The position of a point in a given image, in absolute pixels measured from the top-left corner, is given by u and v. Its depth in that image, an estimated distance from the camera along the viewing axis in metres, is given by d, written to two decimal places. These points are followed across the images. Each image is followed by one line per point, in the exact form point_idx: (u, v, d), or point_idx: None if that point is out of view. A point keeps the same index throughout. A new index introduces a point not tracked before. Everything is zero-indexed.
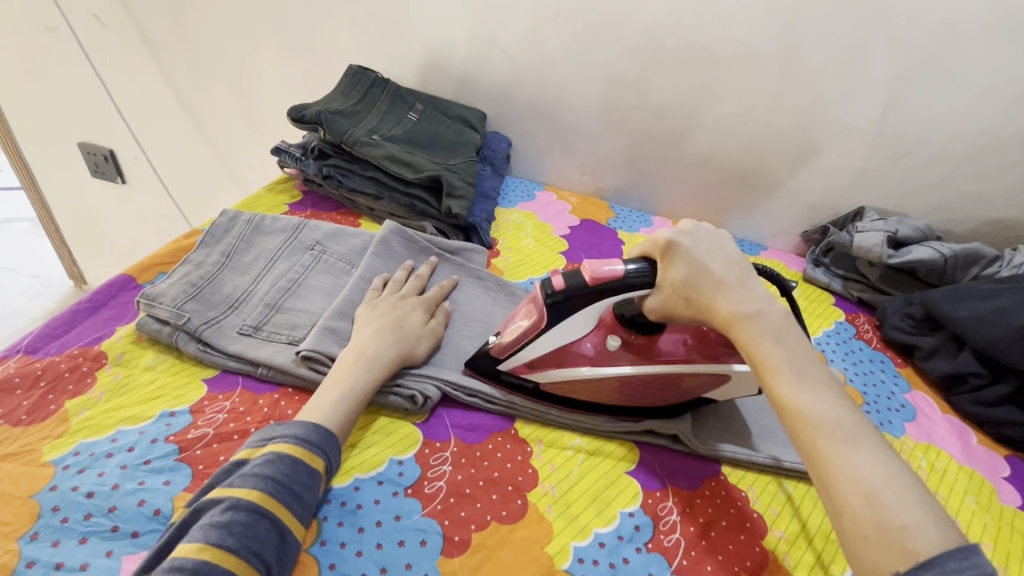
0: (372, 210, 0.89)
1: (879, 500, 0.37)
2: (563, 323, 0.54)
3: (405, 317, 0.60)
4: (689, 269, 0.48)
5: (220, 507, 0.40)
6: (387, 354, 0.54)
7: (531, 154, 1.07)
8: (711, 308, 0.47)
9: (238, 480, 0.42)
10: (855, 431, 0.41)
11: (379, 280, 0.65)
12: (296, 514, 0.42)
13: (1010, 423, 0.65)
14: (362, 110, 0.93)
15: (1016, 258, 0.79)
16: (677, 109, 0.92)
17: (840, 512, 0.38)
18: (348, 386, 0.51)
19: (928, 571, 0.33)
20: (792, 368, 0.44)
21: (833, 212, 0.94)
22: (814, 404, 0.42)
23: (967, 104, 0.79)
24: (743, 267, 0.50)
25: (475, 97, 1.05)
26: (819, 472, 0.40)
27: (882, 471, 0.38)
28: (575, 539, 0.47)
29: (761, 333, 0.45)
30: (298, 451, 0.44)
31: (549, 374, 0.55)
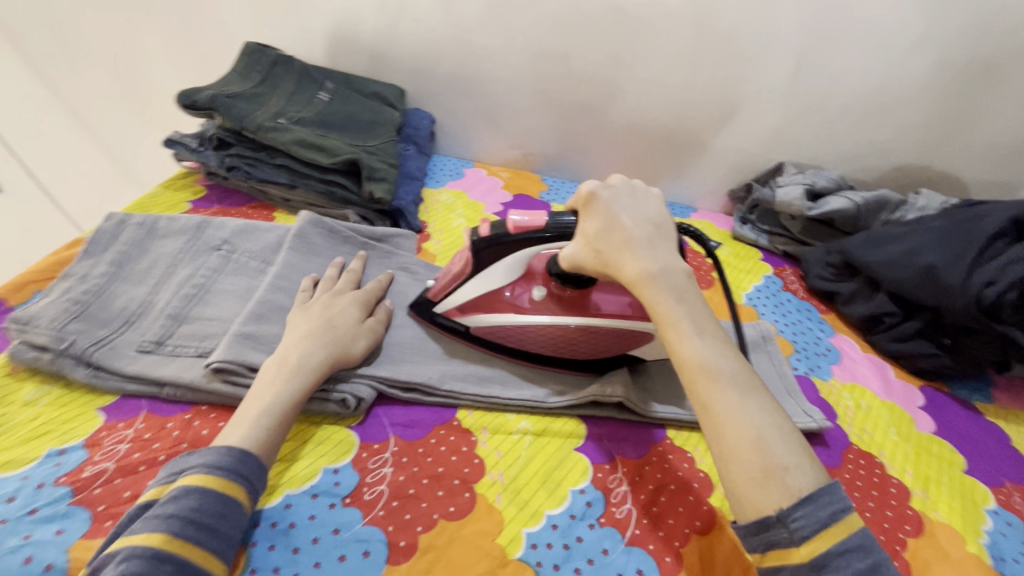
0: (288, 201, 0.82)
1: (767, 446, 0.39)
2: (488, 271, 0.57)
3: (340, 316, 0.55)
4: (605, 222, 0.50)
5: (115, 559, 0.34)
6: (318, 361, 0.49)
7: (457, 130, 1.03)
8: (619, 264, 0.48)
9: (139, 525, 0.36)
10: (744, 383, 0.42)
11: (308, 280, 0.59)
12: (210, 548, 0.37)
13: (921, 355, 0.69)
14: (265, 93, 0.85)
15: (919, 201, 0.84)
16: (600, 75, 0.90)
17: (730, 459, 0.39)
18: (275, 394, 0.46)
19: (806, 506, 0.36)
20: (691, 325, 0.45)
21: (755, 169, 0.97)
22: (710, 356, 0.43)
23: (871, 56, 0.82)
24: (657, 225, 0.50)
25: (391, 72, 0.98)
26: (709, 423, 0.41)
27: (769, 419, 0.40)
28: (527, 525, 0.45)
29: (662, 292, 0.46)
30: (206, 482, 0.39)
31: (479, 318, 0.59)
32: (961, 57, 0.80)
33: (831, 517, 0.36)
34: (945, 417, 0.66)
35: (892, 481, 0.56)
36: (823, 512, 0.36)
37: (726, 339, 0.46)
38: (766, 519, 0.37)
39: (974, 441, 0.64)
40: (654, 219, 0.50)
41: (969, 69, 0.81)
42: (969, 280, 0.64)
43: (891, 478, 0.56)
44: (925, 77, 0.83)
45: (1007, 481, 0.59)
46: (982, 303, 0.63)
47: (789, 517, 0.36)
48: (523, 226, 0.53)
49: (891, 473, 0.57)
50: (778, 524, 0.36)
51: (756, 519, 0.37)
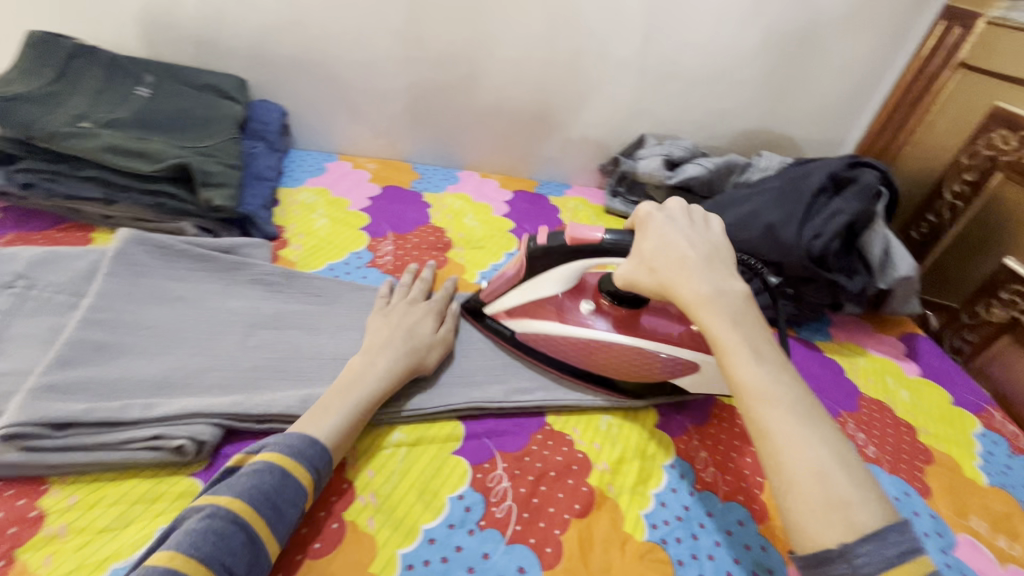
0: (108, 219, 0.70)
1: (831, 478, 0.34)
2: (539, 278, 0.57)
3: (417, 323, 0.56)
4: (658, 240, 0.48)
5: (200, 514, 0.37)
6: (398, 364, 0.51)
7: (313, 122, 0.94)
8: (670, 284, 0.45)
9: (222, 488, 0.39)
10: (807, 410, 0.38)
11: (386, 287, 0.62)
12: (275, 529, 0.39)
13: (773, 307, 0.76)
14: (61, 92, 0.72)
15: (762, 161, 0.92)
16: (458, 56, 0.87)
17: (790, 489, 0.35)
18: (356, 393, 0.48)
19: (871, 543, 0.32)
20: (747, 346, 0.40)
21: (621, 143, 0.99)
22: (770, 380, 0.39)
23: (709, 29, 0.86)
24: (716, 248, 0.47)
25: (226, 61, 0.87)
26: (766, 450, 0.37)
27: (833, 450, 0.36)
28: (401, 545, 0.43)
29: (717, 311, 0.42)
30: (289, 462, 0.41)
31: (526, 324, 0.60)
32: (785, 28, 0.87)
33: (899, 557, 0.31)
34: (793, 361, 0.73)
35: None
36: (890, 550, 0.32)
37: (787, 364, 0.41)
38: (824, 552, 0.32)
39: (817, 379, 0.71)
40: (710, 241, 0.47)
41: (793, 37, 0.88)
42: (801, 235, 0.70)
43: None
44: (757, 46, 0.89)
45: (843, 410, 0.67)
46: (813, 255, 0.69)
47: (853, 553, 0.32)
48: (579, 238, 0.53)
49: None
50: (840, 559, 0.32)
51: (814, 552, 0.33)
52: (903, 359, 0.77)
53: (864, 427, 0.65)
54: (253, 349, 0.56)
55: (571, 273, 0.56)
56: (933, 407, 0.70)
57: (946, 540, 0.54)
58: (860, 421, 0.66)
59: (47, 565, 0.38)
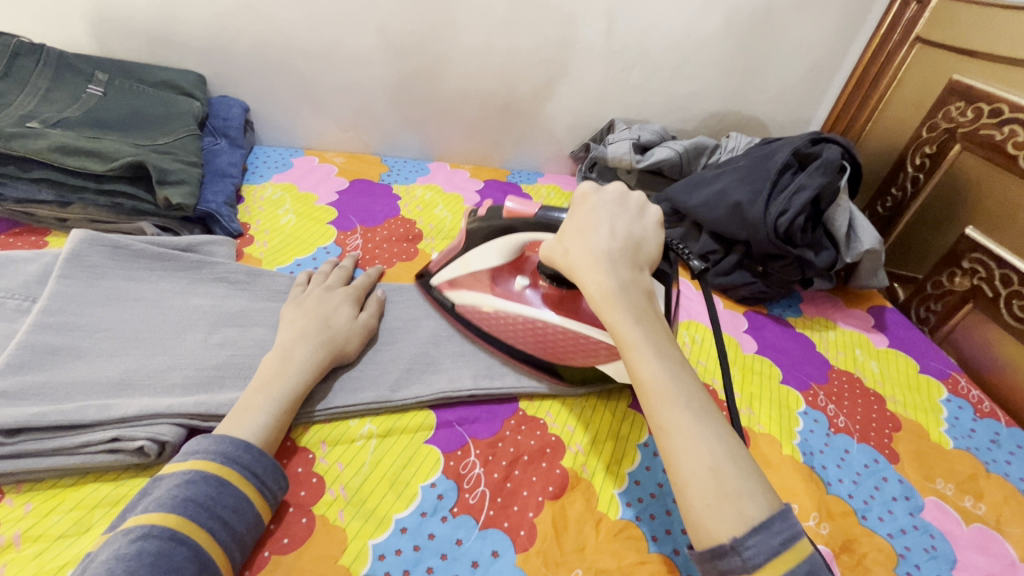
0: (64, 222, 0.68)
1: (724, 472, 0.36)
2: (482, 247, 0.60)
3: (333, 313, 0.55)
4: (577, 233, 0.49)
5: (128, 537, 0.35)
6: (317, 356, 0.51)
7: (277, 117, 0.93)
8: (584, 278, 0.46)
9: (153, 504, 0.37)
10: (702, 406, 0.39)
11: (304, 275, 0.62)
12: (220, 539, 0.37)
13: (742, 285, 0.77)
14: (7, 93, 0.70)
15: (730, 143, 0.92)
16: (421, 45, 0.86)
17: (685, 485, 0.36)
18: (275, 388, 0.47)
19: (759, 534, 0.33)
20: (650, 343, 0.42)
21: (591, 129, 0.99)
22: (669, 376, 0.40)
23: (672, 11, 0.86)
24: (630, 241, 0.48)
25: (181, 56, 0.85)
26: (665, 447, 0.38)
27: (726, 445, 0.37)
28: (373, 536, 0.43)
29: (622, 310, 0.43)
30: (223, 471, 0.40)
31: (470, 299, 0.60)
32: (747, 8, 0.87)
33: (782, 544, 0.33)
34: (764, 337, 0.74)
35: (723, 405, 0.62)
36: (775, 539, 0.33)
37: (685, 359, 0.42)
38: (719, 546, 0.34)
39: (788, 353, 0.72)
40: (625, 232, 0.48)
41: (754, 17, 0.88)
42: (767, 212, 0.70)
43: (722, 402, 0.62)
44: (718, 28, 0.89)
45: (813, 383, 0.68)
46: (779, 231, 0.70)
47: (743, 545, 0.33)
48: (515, 211, 0.55)
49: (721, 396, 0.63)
50: (732, 551, 0.34)
51: (712, 547, 0.34)
52: (872, 332, 0.79)
53: (835, 398, 0.66)
54: (217, 347, 0.55)
55: (507, 245, 0.58)
56: (902, 376, 0.71)
57: (914, 503, 0.56)
58: (830, 393, 0.67)
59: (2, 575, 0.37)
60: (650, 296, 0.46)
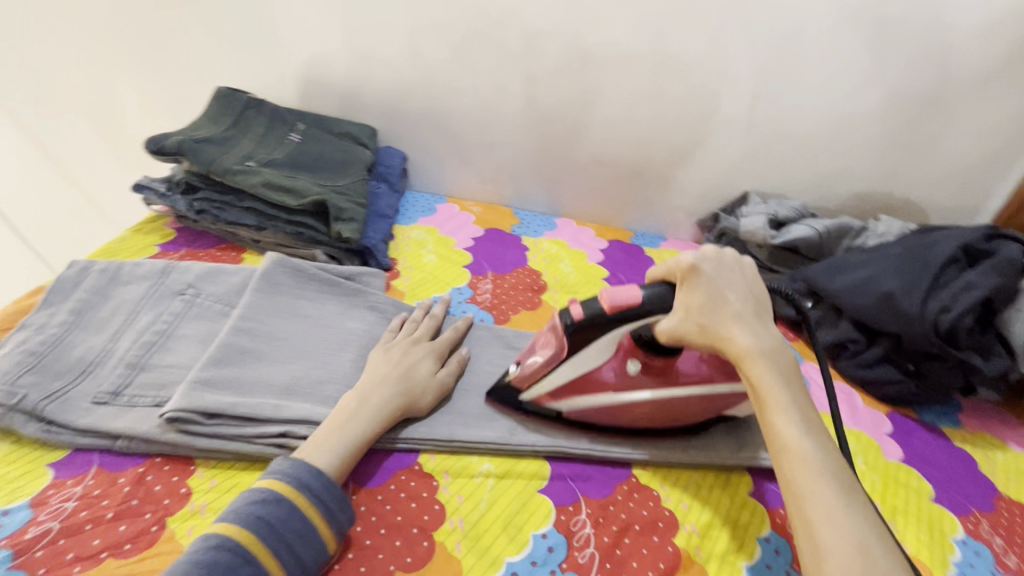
0: (257, 242, 0.82)
1: (871, 551, 0.37)
2: (579, 356, 0.53)
3: (417, 363, 0.57)
4: (706, 289, 0.49)
5: (206, 541, 0.40)
6: (390, 403, 0.52)
7: (428, 167, 1.04)
8: (727, 336, 0.47)
9: (231, 516, 0.42)
10: (843, 478, 0.41)
11: (397, 321, 0.63)
12: (281, 561, 0.41)
13: (887, 381, 0.70)
14: (235, 136, 0.86)
15: (879, 227, 0.87)
16: (566, 112, 0.93)
17: (832, 560, 0.37)
18: (347, 429, 0.49)
19: None
20: (798, 409, 0.44)
21: (722, 199, 0.99)
22: (814, 447, 0.42)
23: (823, 90, 0.85)
24: (759, 301, 0.50)
25: (362, 112, 1.00)
26: (810, 516, 0.40)
27: (869, 524, 0.39)
28: (486, 574, 0.45)
29: (771, 370, 0.46)
30: (294, 495, 0.43)
31: (577, 402, 0.56)
32: (910, 90, 0.84)
33: None
34: (911, 444, 0.66)
35: None
36: None
37: (823, 425, 0.45)
38: None
39: (943, 468, 0.64)
40: (758, 293, 0.51)
41: (915, 100, 0.84)
42: (926, 307, 0.65)
43: None
44: (874, 109, 0.86)
45: (975, 508, 0.59)
46: (940, 329, 0.64)
47: None
48: (619, 305, 0.49)
49: None
50: None
51: None
52: None
53: (1002, 531, 0.57)
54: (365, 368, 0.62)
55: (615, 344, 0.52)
56: None
57: None
58: (997, 524, 0.58)
59: (189, 536, 0.44)
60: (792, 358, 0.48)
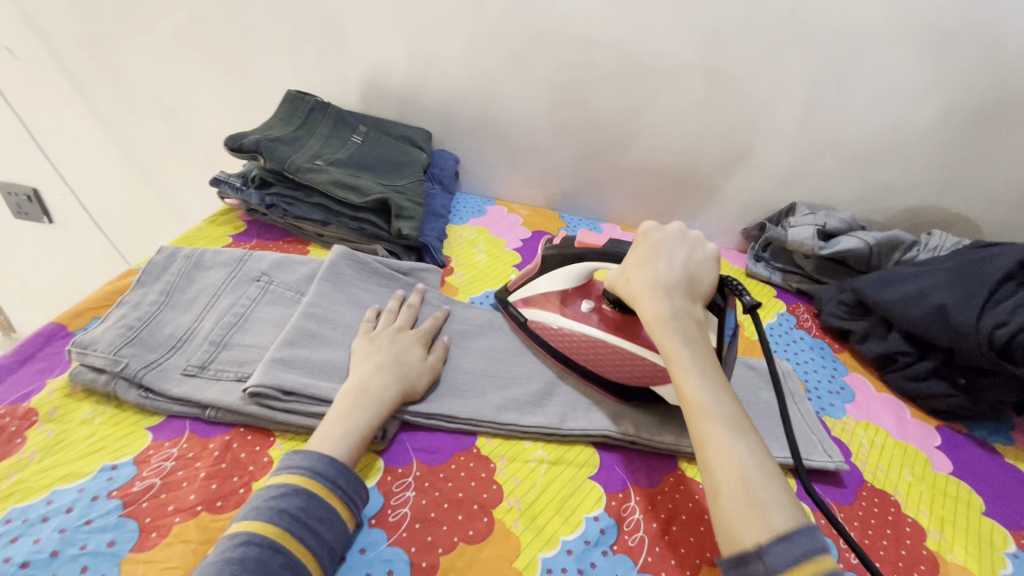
0: (321, 236, 0.87)
1: (753, 484, 0.40)
2: (554, 272, 0.69)
3: (405, 351, 0.60)
4: (639, 258, 0.56)
5: (233, 542, 0.40)
6: (389, 391, 0.55)
7: (479, 170, 1.08)
8: (640, 299, 0.53)
9: (252, 513, 0.42)
10: (737, 423, 0.44)
11: (372, 312, 0.65)
12: (311, 547, 0.42)
13: (937, 395, 0.70)
14: (304, 135, 0.91)
15: (931, 241, 0.86)
16: (616, 120, 0.95)
17: (719, 492, 0.41)
18: (351, 421, 0.51)
19: (783, 543, 0.37)
20: (695, 364, 0.48)
21: (768, 209, 1.00)
22: (710, 396, 0.46)
23: (877, 103, 0.86)
24: (689, 268, 0.55)
25: (419, 116, 1.04)
26: (703, 456, 0.43)
27: (756, 460, 0.42)
28: (543, 550, 0.48)
29: (671, 330, 0.50)
30: (311, 483, 0.45)
31: (539, 314, 0.69)
32: (968, 104, 0.83)
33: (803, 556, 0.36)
34: (961, 458, 0.66)
35: (908, 520, 0.57)
36: (798, 548, 0.37)
37: (725, 378, 0.48)
38: (742, 553, 0.38)
39: (992, 483, 0.64)
40: (691, 264, 0.55)
41: (973, 115, 0.84)
42: (980, 321, 0.65)
43: (906, 516, 0.57)
44: (930, 123, 0.86)
45: None
46: (994, 344, 0.63)
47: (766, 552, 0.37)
48: (586, 241, 0.65)
49: (906, 511, 0.58)
50: (755, 558, 0.37)
51: (735, 552, 0.38)
52: None
53: None
54: None
55: (575, 272, 0.67)
56: None
57: None
58: None
59: None
60: (698, 324, 0.51)
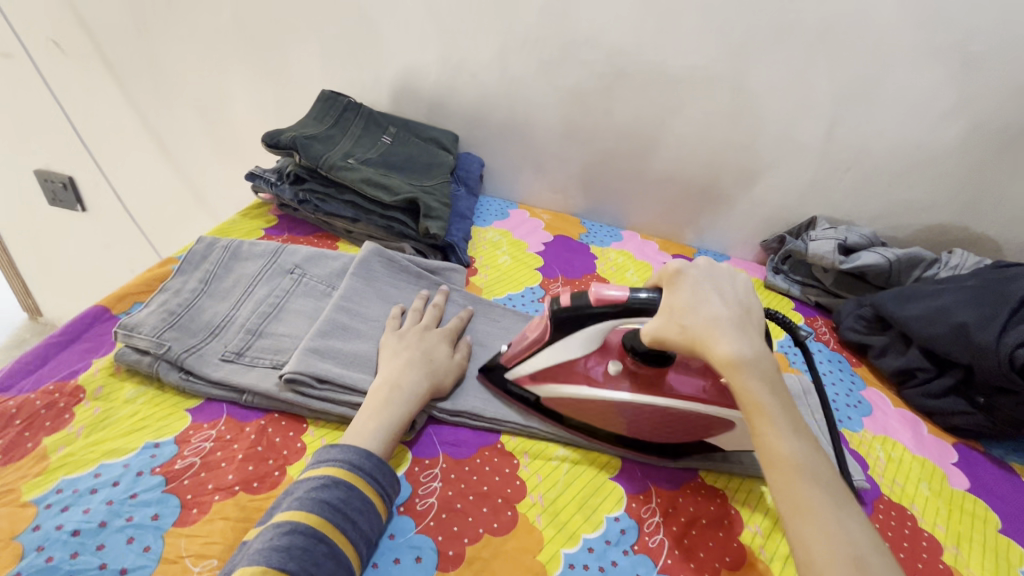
0: (349, 233, 0.89)
1: (864, 560, 0.39)
2: (565, 342, 0.57)
3: (433, 350, 0.62)
4: (690, 298, 0.51)
5: (278, 530, 0.42)
6: (419, 387, 0.56)
7: (503, 174, 1.10)
8: (709, 344, 0.48)
9: (296, 503, 0.44)
10: (834, 486, 0.43)
11: (399, 309, 0.67)
12: (351, 537, 0.44)
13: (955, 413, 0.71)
14: (336, 134, 0.94)
15: (952, 259, 0.87)
16: (641, 129, 0.97)
17: (832, 570, 0.39)
18: (384, 417, 0.53)
19: None
20: (788, 422, 0.46)
21: (789, 222, 1.01)
22: (805, 458, 0.44)
23: (902, 121, 0.86)
24: (744, 310, 0.51)
25: (447, 119, 1.07)
26: (806, 529, 0.41)
27: (861, 530, 0.41)
28: (566, 545, 0.50)
29: (756, 381, 0.47)
30: (351, 476, 0.47)
31: (555, 390, 0.59)
32: (994, 125, 0.84)
33: None
34: (978, 475, 0.67)
35: (924, 534, 0.58)
36: None
37: (809, 433, 0.47)
38: None
39: (1009, 502, 0.64)
40: (743, 306, 0.52)
41: (998, 136, 0.85)
42: (1001, 340, 0.65)
43: (922, 531, 0.58)
44: (954, 142, 0.87)
45: None
46: (1014, 363, 0.64)
47: None
48: (605, 299, 0.54)
49: (922, 525, 0.59)
50: None
51: None
52: None
53: None
54: None
55: (593, 335, 0.56)
56: None
57: None
58: None
59: None
60: (775, 368, 0.49)
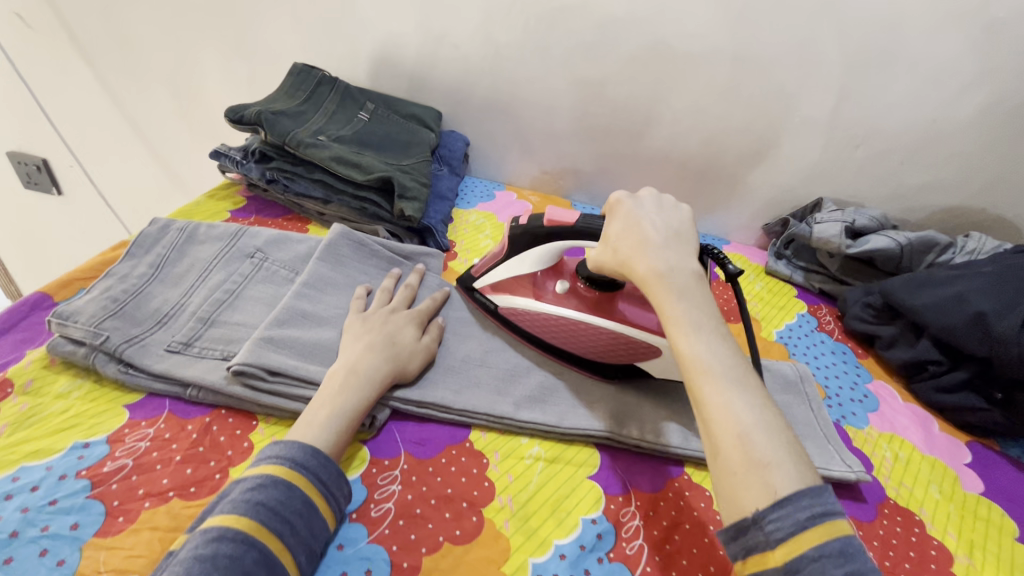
0: (322, 215, 0.84)
1: (752, 442, 0.37)
2: (523, 255, 0.63)
3: (397, 332, 0.57)
4: (623, 223, 0.52)
5: (204, 537, 0.37)
6: (379, 371, 0.52)
7: (490, 153, 1.04)
8: (631, 263, 0.49)
9: (227, 506, 0.39)
10: (740, 378, 0.41)
11: (363, 290, 0.62)
12: (288, 543, 0.39)
13: (969, 409, 0.65)
14: (309, 110, 0.88)
15: (969, 244, 0.80)
16: (635, 105, 0.91)
17: (717, 453, 0.38)
18: (339, 405, 0.48)
19: (783, 509, 0.35)
20: (691, 318, 0.44)
21: (792, 204, 0.94)
22: (707, 351, 0.42)
23: (917, 94, 0.80)
24: (678, 231, 0.51)
25: (429, 95, 1.01)
26: (701, 419, 0.40)
27: (759, 416, 0.38)
28: (534, 555, 0.45)
29: (668, 288, 0.46)
30: (292, 476, 0.42)
31: (508, 299, 0.64)
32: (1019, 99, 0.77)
33: (809, 520, 0.34)
34: (993, 477, 0.62)
35: (933, 543, 0.53)
36: (801, 514, 0.34)
37: (726, 330, 0.44)
38: (741, 521, 0.36)
39: None
40: (679, 224, 0.51)
41: None
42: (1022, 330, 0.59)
43: (931, 539, 0.53)
44: (975, 117, 0.80)
45: None
46: None
47: (766, 519, 0.35)
48: (556, 219, 0.59)
49: (931, 532, 0.54)
50: (754, 525, 0.35)
51: (736, 520, 0.36)
52: None
53: None
54: None
55: (546, 252, 0.62)
56: None
57: None
58: None
59: None
60: (697, 273, 0.47)
